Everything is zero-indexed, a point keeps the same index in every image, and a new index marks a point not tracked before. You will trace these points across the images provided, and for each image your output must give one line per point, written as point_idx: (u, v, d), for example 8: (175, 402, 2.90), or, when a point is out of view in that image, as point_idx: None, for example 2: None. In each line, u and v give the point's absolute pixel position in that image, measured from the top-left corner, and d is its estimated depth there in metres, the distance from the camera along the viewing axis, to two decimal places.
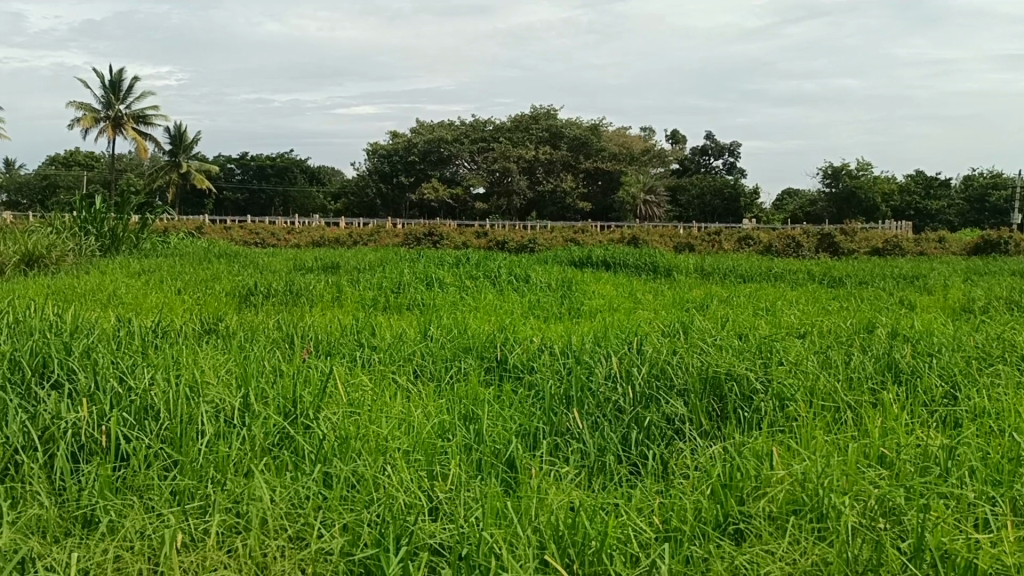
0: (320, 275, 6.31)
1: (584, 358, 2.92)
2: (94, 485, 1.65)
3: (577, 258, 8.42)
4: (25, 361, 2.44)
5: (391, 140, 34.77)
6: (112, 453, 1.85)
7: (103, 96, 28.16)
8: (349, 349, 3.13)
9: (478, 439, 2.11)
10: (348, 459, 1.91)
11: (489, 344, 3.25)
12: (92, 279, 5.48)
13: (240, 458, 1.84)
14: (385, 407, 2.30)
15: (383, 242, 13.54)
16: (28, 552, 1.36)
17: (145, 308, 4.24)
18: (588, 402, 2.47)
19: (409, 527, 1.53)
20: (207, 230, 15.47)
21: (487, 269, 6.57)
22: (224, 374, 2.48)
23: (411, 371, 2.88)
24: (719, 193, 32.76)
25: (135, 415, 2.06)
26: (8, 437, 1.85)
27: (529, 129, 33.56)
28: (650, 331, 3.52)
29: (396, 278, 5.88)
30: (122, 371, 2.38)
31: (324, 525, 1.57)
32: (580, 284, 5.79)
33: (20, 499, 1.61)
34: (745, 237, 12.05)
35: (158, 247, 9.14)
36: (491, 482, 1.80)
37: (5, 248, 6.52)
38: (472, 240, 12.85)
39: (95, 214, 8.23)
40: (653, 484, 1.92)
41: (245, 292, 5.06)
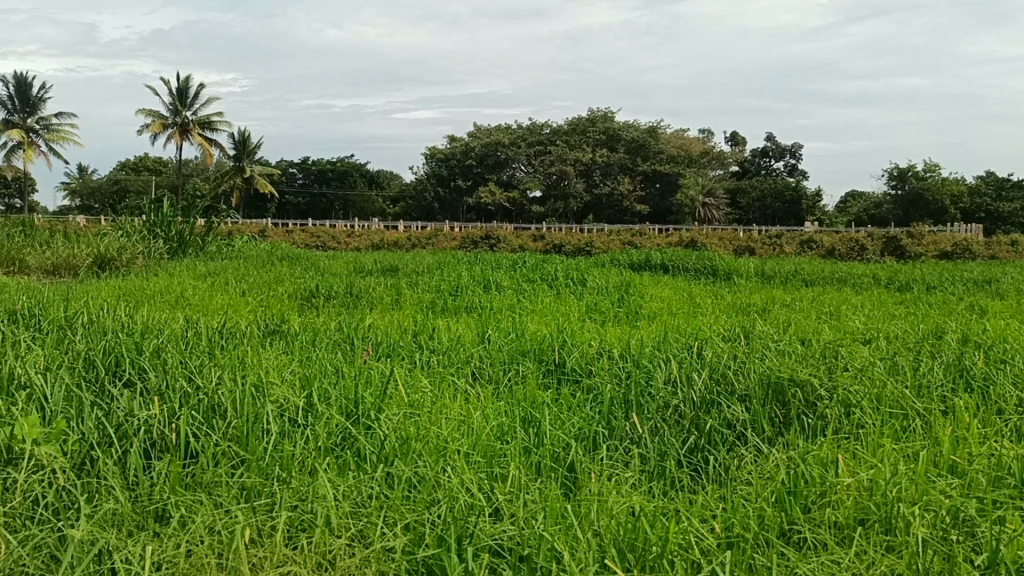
0: (379, 278, 6.38)
1: (643, 362, 2.91)
2: (166, 482, 1.69)
3: (635, 261, 8.36)
4: (99, 360, 2.53)
5: (449, 144, 35.11)
6: (183, 450, 1.91)
7: (171, 103, 28.96)
8: (408, 351, 3.16)
9: (538, 442, 2.12)
10: (408, 459, 1.93)
11: (547, 347, 3.25)
12: (160, 281, 5.64)
13: (305, 457, 1.88)
14: (445, 408, 2.33)
15: (441, 246, 13.64)
16: (106, 545, 1.41)
17: (212, 309, 4.36)
18: (647, 406, 2.46)
19: (470, 528, 1.55)
20: (269, 234, 15.77)
21: (544, 272, 6.58)
22: (288, 374, 2.53)
23: (470, 373, 2.89)
24: (780, 195, 32.26)
25: (203, 413, 2.12)
26: (84, 433, 1.91)
27: (586, 132, 33.47)
28: (711, 335, 3.49)
29: (455, 281, 5.92)
30: (191, 371, 2.45)
31: (387, 524, 1.59)
32: (639, 287, 5.75)
33: (96, 493, 1.66)
34: (807, 240, 11.83)
35: (222, 250, 9.34)
36: (551, 484, 1.81)
37: (79, 250, 6.77)
38: (529, 243, 12.86)
39: (163, 218, 8.46)
40: (714, 489, 1.90)
41: (306, 295, 5.15)
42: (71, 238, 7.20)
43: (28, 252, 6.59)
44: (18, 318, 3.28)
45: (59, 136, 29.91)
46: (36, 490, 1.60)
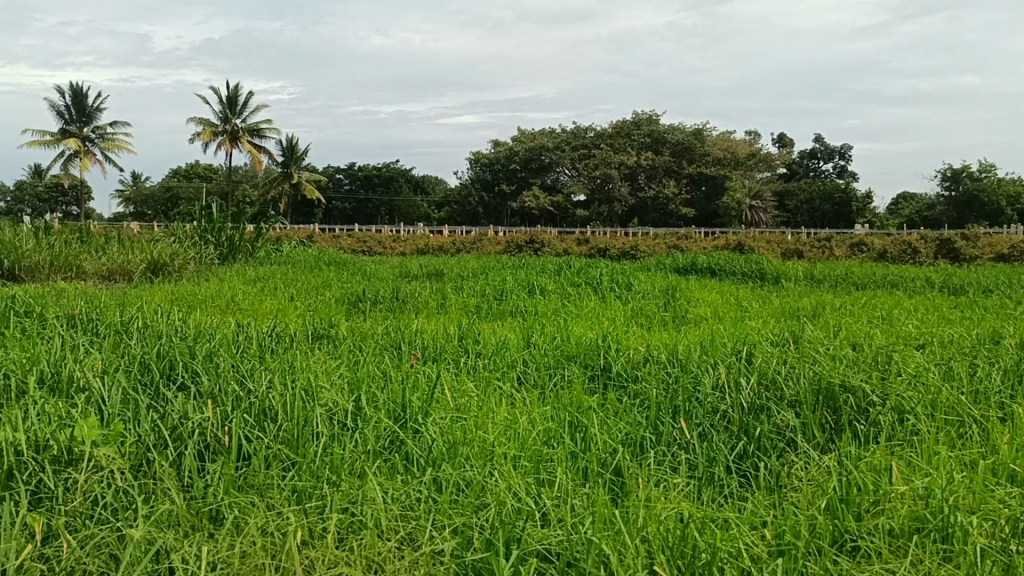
0: (425, 283, 6.42)
1: (690, 367, 2.88)
2: (219, 484, 1.73)
3: (681, 265, 8.30)
4: (154, 364, 2.58)
5: (493, 149, 35.24)
6: (235, 452, 1.94)
7: (221, 111, 29.53)
8: (454, 355, 3.18)
9: (586, 447, 2.11)
10: (456, 463, 1.94)
11: (593, 352, 3.24)
12: (212, 286, 5.75)
13: (354, 460, 1.90)
14: (491, 413, 2.33)
15: (485, 250, 13.69)
16: (163, 545, 1.44)
17: (261, 314, 4.43)
18: (696, 411, 2.44)
19: (517, 532, 1.55)
20: (316, 239, 15.96)
21: (589, 276, 6.56)
22: (337, 379, 2.56)
23: (515, 378, 2.90)
24: (829, 197, 31.76)
25: (255, 417, 2.15)
26: (141, 436, 1.95)
27: (631, 135, 33.32)
28: (759, 340, 3.45)
29: (499, 285, 5.94)
30: (243, 375, 2.49)
31: (435, 528, 1.60)
32: (685, 291, 5.71)
33: (152, 494, 1.69)
34: (857, 243, 11.63)
35: (271, 255, 9.49)
36: (598, 489, 1.81)
37: (133, 256, 6.93)
38: (573, 246, 12.83)
39: (213, 224, 8.63)
40: (764, 497, 1.88)
41: (353, 299, 5.21)
42: (126, 244, 7.38)
43: (84, 257, 6.70)
44: (76, 323, 3.36)
45: (115, 145, 30.66)
46: (95, 491, 1.64)
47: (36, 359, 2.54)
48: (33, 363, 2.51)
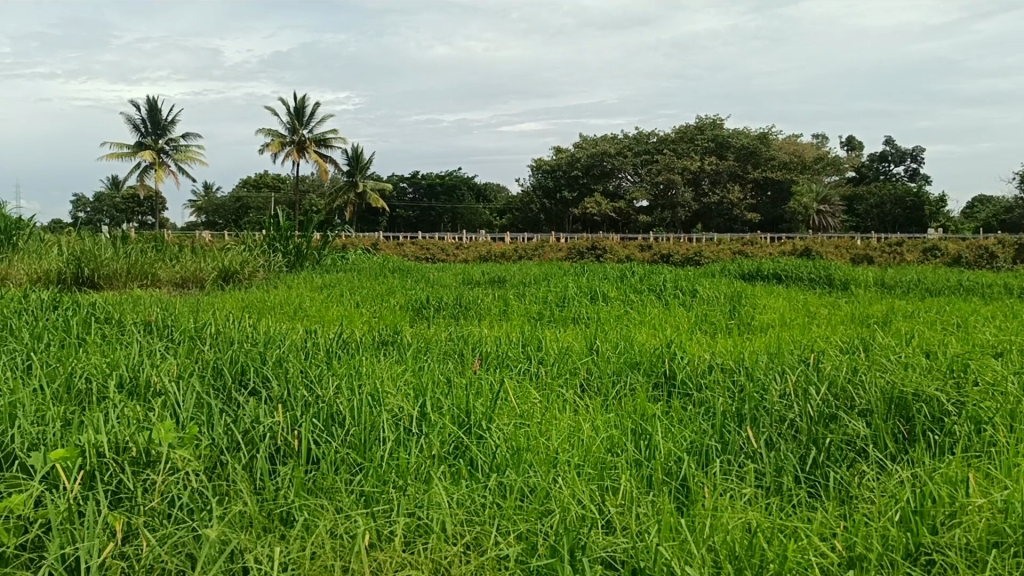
0: (487, 289, 6.47)
1: (757, 375, 2.84)
2: (290, 487, 1.77)
3: (746, 271, 8.18)
4: (226, 369, 2.66)
5: (555, 156, 35.28)
6: (305, 456, 1.98)
7: (289, 122, 30.22)
8: (517, 362, 3.20)
9: (650, 455, 2.10)
10: (520, 469, 1.95)
11: (657, 358, 3.21)
12: (281, 293, 5.91)
13: (419, 465, 1.92)
14: (554, 420, 2.34)
15: (547, 257, 13.73)
16: (238, 546, 1.48)
17: (328, 320, 4.52)
18: (763, 420, 2.40)
19: (582, 539, 1.55)
20: (381, 247, 16.15)
21: (652, 283, 6.51)
22: (402, 385, 2.60)
23: (578, 385, 2.90)
24: (900, 201, 30.92)
25: (323, 421, 2.20)
26: (215, 438, 2.01)
27: (694, 140, 32.99)
28: (827, 347, 3.39)
29: (561, 292, 5.95)
30: (311, 380, 2.55)
31: (500, 533, 1.61)
32: (751, 298, 5.63)
33: (226, 495, 1.74)
34: (931, 248, 11.30)
35: (337, 262, 9.68)
36: (663, 497, 1.79)
37: (205, 264, 7.13)
38: (636, 253, 12.75)
39: (281, 232, 8.85)
40: (834, 507, 1.84)
41: (418, 306, 5.28)
42: (198, 252, 7.60)
43: (158, 265, 6.90)
44: (153, 329, 3.48)
45: (188, 157, 31.62)
46: (172, 492, 1.69)
47: (115, 364, 2.64)
48: (113, 368, 2.61)
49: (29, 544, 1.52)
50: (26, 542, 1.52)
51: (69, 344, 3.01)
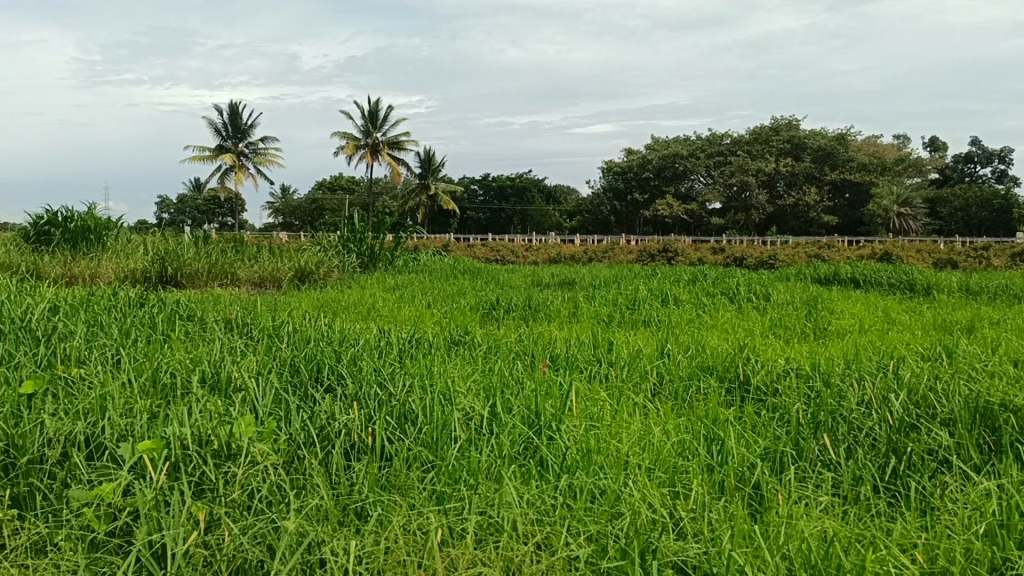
0: (557, 291, 6.46)
1: (834, 381, 2.78)
2: (364, 483, 1.80)
3: (823, 275, 7.98)
4: (303, 366, 2.73)
5: (626, 158, 35.08)
6: (378, 454, 2.01)
7: (363, 125, 30.76)
8: (587, 364, 3.19)
9: (723, 460, 2.07)
10: (590, 470, 1.95)
11: (731, 363, 3.17)
12: (354, 293, 6.01)
13: (491, 464, 1.94)
14: (625, 423, 2.32)
15: (617, 259, 13.65)
16: (315, 538, 1.52)
17: (400, 320, 4.60)
18: (840, 428, 2.34)
19: (653, 543, 1.54)
20: (452, 248, 16.35)
21: (725, 286, 6.40)
22: (473, 385, 2.62)
23: (650, 389, 2.87)
24: (986, 203, 29.73)
25: (396, 419, 2.24)
26: (293, 434, 2.06)
27: (769, 141, 32.40)
28: (908, 354, 3.29)
29: (632, 294, 5.92)
30: (384, 379, 2.60)
31: (571, 534, 1.61)
32: (827, 302, 5.50)
33: (302, 488, 1.79)
34: (1019, 253, 10.85)
35: (408, 263, 9.81)
36: (735, 503, 1.77)
37: (282, 265, 7.31)
38: (708, 255, 12.57)
39: (355, 234, 9.02)
40: (915, 518, 1.79)
41: (488, 307, 5.32)
42: (275, 253, 7.80)
43: (237, 265, 7.11)
44: (234, 326, 3.60)
45: (266, 160, 32.45)
46: (251, 484, 1.75)
47: (198, 361, 2.73)
48: (196, 364, 2.70)
49: (118, 531, 1.59)
50: (115, 528, 1.59)
51: (155, 340, 3.13)
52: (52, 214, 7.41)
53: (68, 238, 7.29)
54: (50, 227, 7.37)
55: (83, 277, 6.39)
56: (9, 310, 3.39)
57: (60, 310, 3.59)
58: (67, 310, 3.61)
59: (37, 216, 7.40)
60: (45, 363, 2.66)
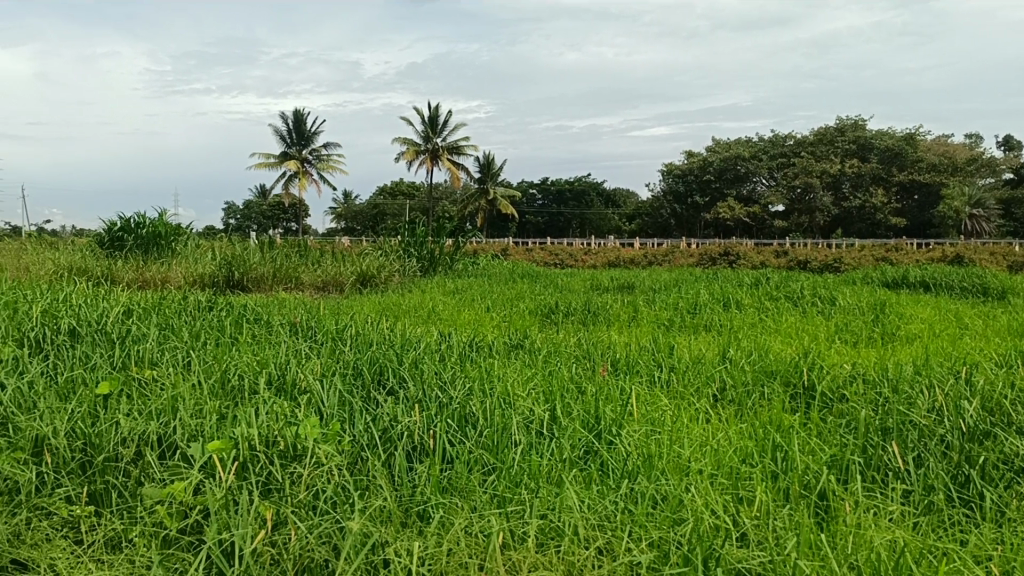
0: (617, 295, 6.42)
1: (903, 388, 2.71)
2: (426, 485, 1.82)
3: (891, 278, 7.78)
4: (365, 369, 2.77)
5: (687, 161, 34.76)
6: (440, 456, 2.03)
7: (424, 131, 31.09)
8: (648, 368, 3.17)
9: (787, 467, 2.03)
10: (651, 476, 1.93)
11: (795, 368, 3.11)
12: (415, 297, 6.06)
13: (552, 468, 1.95)
14: (686, 429, 2.30)
15: (678, 262, 13.51)
16: (380, 539, 1.54)
17: (461, 324, 4.63)
18: (909, 435, 2.28)
19: (716, 550, 1.52)
20: (512, 252, 16.38)
21: (789, 290, 6.29)
22: (533, 389, 2.63)
23: (711, 395, 2.84)
24: None
25: (457, 422, 2.25)
26: (356, 435, 2.09)
27: (834, 143, 31.84)
28: (981, 359, 3.19)
29: (693, 298, 5.85)
30: (445, 382, 2.62)
31: (632, 539, 1.60)
32: (896, 306, 5.36)
33: (366, 489, 1.81)
34: None
35: (468, 267, 9.87)
36: (800, 511, 1.74)
37: (345, 269, 7.42)
38: (771, 258, 12.36)
39: (416, 239, 9.12)
40: (990, 529, 1.73)
41: (547, 311, 5.32)
42: (338, 257, 7.93)
43: (302, 270, 7.24)
44: (298, 329, 3.67)
45: (329, 166, 32.99)
46: (316, 484, 1.78)
47: (264, 363, 2.80)
48: (262, 366, 2.76)
49: (188, 529, 1.63)
50: (186, 526, 1.63)
51: (223, 343, 3.21)
52: (126, 221, 7.67)
53: (140, 245, 7.53)
54: (123, 233, 7.61)
55: (155, 281, 6.58)
56: (86, 313, 3.52)
57: (133, 313, 3.71)
58: (140, 313, 3.73)
59: (111, 223, 7.66)
60: (119, 365, 2.75)
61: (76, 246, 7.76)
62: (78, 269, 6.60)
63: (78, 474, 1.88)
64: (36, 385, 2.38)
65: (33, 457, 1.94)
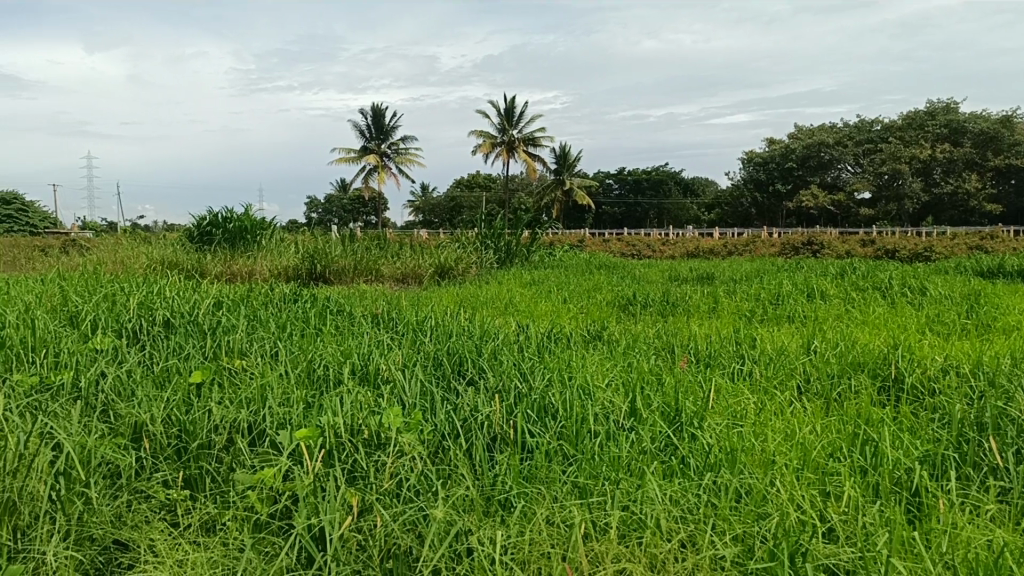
0: (696, 286, 6.31)
1: (1000, 381, 2.60)
2: (507, 475, 1.84)
3: (986, 267, 7.45)
4: (445, 360, 2.80)
5: (768, 149, 34.01)
6: (521, 446, 2.04)
7: (500, 123, 31.19)
8: (730, 360, 3.12)
9: (877, 463, 1.97)
10: (734, 469, 1.90)
11: (882, 360, 3.01)
12: (493, 289, 6.10)
13: (632, 459, 1.94)
14: (769, 422, 2.26)
15: (759, 252, 13.24)
16: (464, 526, 1.56)
17: (538, 315, 4.63)
18: (1008, 431, 2.18)
19: (803, 545, 1.49)
20: (588, 243, 16.31)
21: (877, 280, 6.09)
22: (613, 381, 2.62)
23: (796, 387, 2.77)
24: None
25: (536, 413, 2.26)
26: (437, 425, 2.12)
27: (924, 126, 30.79)
28: None
29: (776, 289, 5.72)
30: (524, 373, 2.63)
31: (715, 533, 1.58)
32: (991, 296, 5.14)
33: (448, 478, 1.83)
34: None
35: (545, 259, 9.88)
36: (892, 507, 1.68)
37: (424, 261, 7.51)
38: (857, 246, 12.00)
39: (493, 231, 9.17)
40: None
41: (624, 302, 5.28)
42: (417, 249, 8.02)
43: (381, 262, 7.33)
44: (380, 321, 3.73)
45: (407, 159, 33.42)
46: (399, 472, 1.81)
47: (347, 354, 2.85)
48: (346, 356, 2.82)
49: (278, 513, 1.69)
50: (276, 511, 1.69)
51: (307, 334, 3.29)
52: (214, 215, 7.93)
53: (228, 238, 7.77)
54: (212, 228, 7.87)
55: (242, 274, 6.79)
56: (179, 305, 3.65)
57: (223, 305, 3.83)
58: (229, 305, 3.86)
59: (201, 217, 7.93)
60: (211, 355, 2.85)
61: (168, 240, 8.06)
62: (170, 262, 6.85)
63: (174, 460, 1.96)
64: (134, 373, 2.49)
65: (132, 442, 2.03)
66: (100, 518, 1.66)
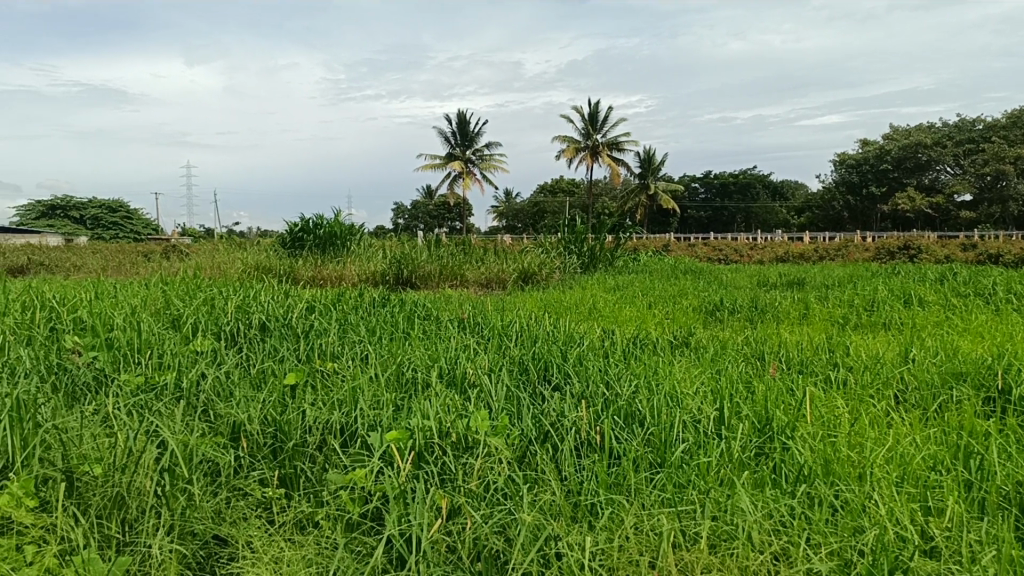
0: (785, 292, 6.18)
1: None
2: (594, 481, 1.83)
3: None
4: (531, 365, 2.81)
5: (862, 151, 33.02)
6: (608, 452, 2.03)
7: (584, 128, 31.15)
8: (822, 368, 3.04)
9: (982, 477, 1.89)
10: (828, 481, 1.85)
11: (986, 371, 2.88)
12: (578, 294, 6.10)
13: (722, 468, 1.91)
14: (865, 433, 2.19)
15: (852, 257, 12.86)
16: (551, 531, 1.57)
17: (622, 320, 4.60)
18: None
19: (903, 562, 1.44)
20: (673, 247, 16.13)
21: (978, 285, 5.84)
22: (702, 388, 2.58)
23: (893, 397, 2.68)
24: None
25: (623, 420, 2.25)
26: (524, 429, 2.13)
27: None
28: None
29: (870, 295, 5.54)
30: (610, 379, 2.62)
31: (810, 545, 1.55)
32: None
33: (535, 482, 1.84)
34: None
35: (629, 263, 9.82)
36: (998, 524, 1.61)
37: (507, 266, 7.57)
38: (957, 250, 11.53)
39: (576, 236, 9.17)
40: None
41: (711, 307, 5.20)
42: (501, 254, 8.08)
43: (466, 267, 7.41)
44: (466, 325, 3.78)
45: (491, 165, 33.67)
46: (487, 476, 1.82)
47: (435, 358, 2.89)
48: (433, 360, 2.87)
49: (370, 514, 1.72)
50: (368, 511, 1.72)
51: (396, 338, 3.35)
52: (306, 222, 8.14)
53: (318, 244, 7.98)
54: (303, 234, 8.09)
55: (332, 279, 6.98)
56: (274, 308, 3.77)
57: (315, 309, 3.94)
58: (321, 309, 3.97)
59: (292, 224, 8.16)
60: (305, 357, 2.94)
61: (262, 245, 8.33)
62: (265, 267, 7.09)
63: (271, 458, 2.02)
64: (233, 375, 2.58)
65: (231, 441, 2.10)
66: (201, 513, 1.73)
